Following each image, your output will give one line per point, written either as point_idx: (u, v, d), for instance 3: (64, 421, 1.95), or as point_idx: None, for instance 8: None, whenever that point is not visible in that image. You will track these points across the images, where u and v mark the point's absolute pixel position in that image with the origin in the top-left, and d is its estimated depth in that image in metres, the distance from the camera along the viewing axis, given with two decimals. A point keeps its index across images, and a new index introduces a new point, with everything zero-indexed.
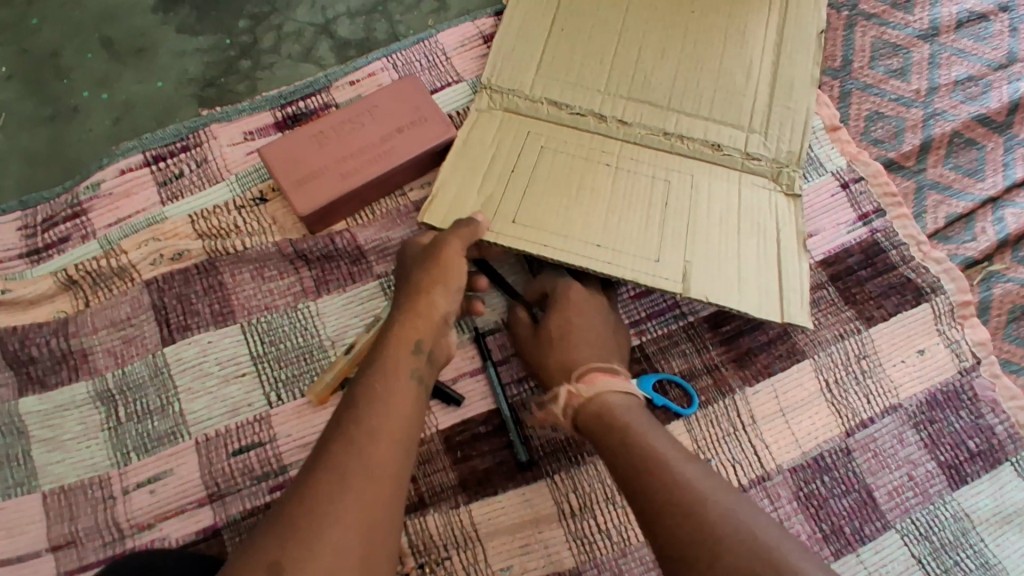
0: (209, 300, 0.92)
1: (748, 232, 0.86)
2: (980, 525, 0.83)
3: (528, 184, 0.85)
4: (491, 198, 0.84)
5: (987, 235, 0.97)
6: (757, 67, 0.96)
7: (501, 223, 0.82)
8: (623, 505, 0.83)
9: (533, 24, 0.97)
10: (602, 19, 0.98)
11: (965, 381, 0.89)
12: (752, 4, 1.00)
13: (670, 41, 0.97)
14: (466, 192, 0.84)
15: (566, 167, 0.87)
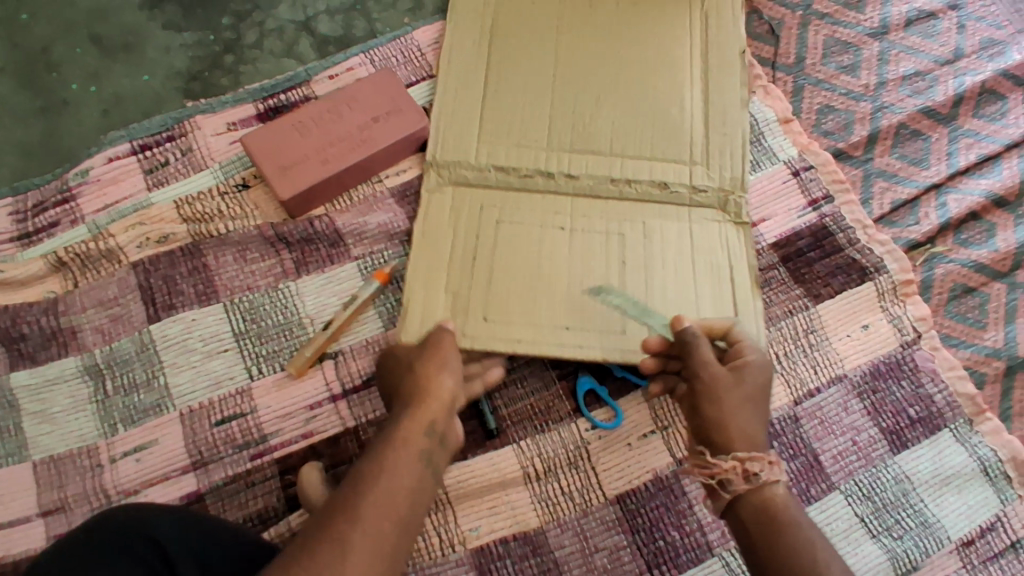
0: (193, 281, 0.97)
1: (703, 275, 0.92)
2: (920, 486, 0.89)
3: (491, 271, 0.91)
4: (458, 297, 0.90)
5: (930, 219, 1.03)
6: (690, 96, 1.03)
7: (472, 329, 0.88)
8: (586, 469, 0.88)
9: (464, 88, 1.03)
10: (530, 71, 1.04)
11: (907, 353, 0.95)
12: (674, 36, 1.07)
13: (601, 82, 1.04)
14: (434, 307, 0.89)
15: (521, 237, 0.93)
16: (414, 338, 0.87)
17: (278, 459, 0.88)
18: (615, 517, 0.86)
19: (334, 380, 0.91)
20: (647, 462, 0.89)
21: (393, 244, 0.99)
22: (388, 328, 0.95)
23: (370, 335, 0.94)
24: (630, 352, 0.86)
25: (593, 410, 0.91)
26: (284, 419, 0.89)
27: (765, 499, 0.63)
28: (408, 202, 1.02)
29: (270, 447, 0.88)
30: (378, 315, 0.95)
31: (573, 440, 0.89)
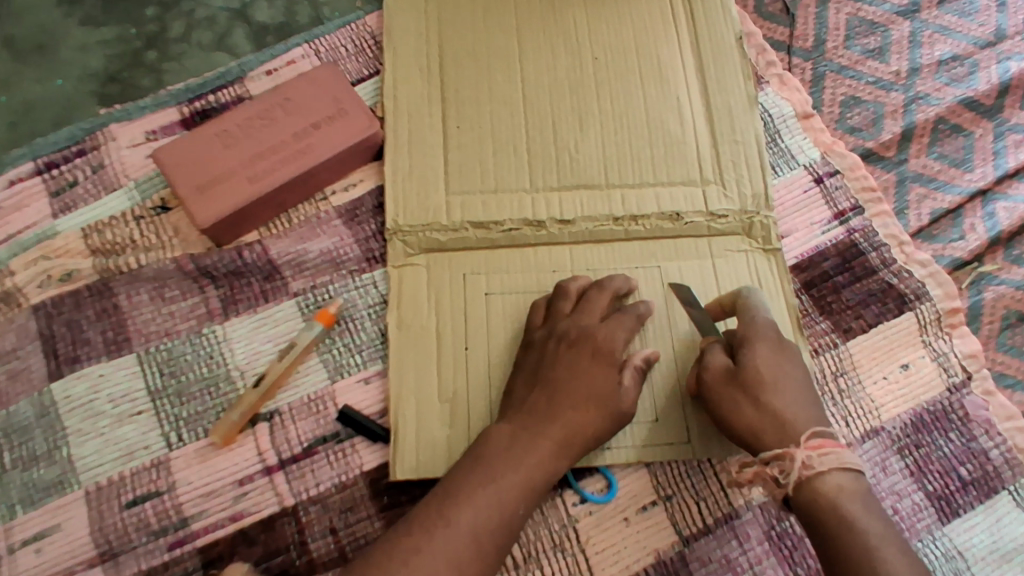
0: (101, 326, 0.80)
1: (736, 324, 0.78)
2: (975, 564, 0.75)
3: (487, 355, 0.77)
4: (455, 404, 0.75)
5: (977, 233, 0.87)
6: (687, 103, 0.87)
7: (478, 435, 0.74)
8: (574, 553, 0.74)
9: (424, 127, 0.86)
10: (498, 96, 0.88)
11: (955, 399, 0.80)
12: (657, 33, 0.91)
13: (580, 95, 0.88)
14: (427, 443, 0.74)
15: (516, 308, 0.79)
16: (411, 477, 0.73)
17: (201, 549, 0.73)
18: None
19: (268, 448, 0.76)
20: (647, 542, 0.74)
21: (341, 275, 0.82)
22: (335, 379, 0.78)
23: (312, 388, 0.78)
24: (662, 449, 0.75)
25: (582, 479, 0.76)
26: (207, 499, 0.74)
27: (833, 483, 0.58)
28: (358, 224, 0.84)
29: (192, 534, 0.73)
30: (322, 364, 0.79)
31: (558, 518, 0.75)
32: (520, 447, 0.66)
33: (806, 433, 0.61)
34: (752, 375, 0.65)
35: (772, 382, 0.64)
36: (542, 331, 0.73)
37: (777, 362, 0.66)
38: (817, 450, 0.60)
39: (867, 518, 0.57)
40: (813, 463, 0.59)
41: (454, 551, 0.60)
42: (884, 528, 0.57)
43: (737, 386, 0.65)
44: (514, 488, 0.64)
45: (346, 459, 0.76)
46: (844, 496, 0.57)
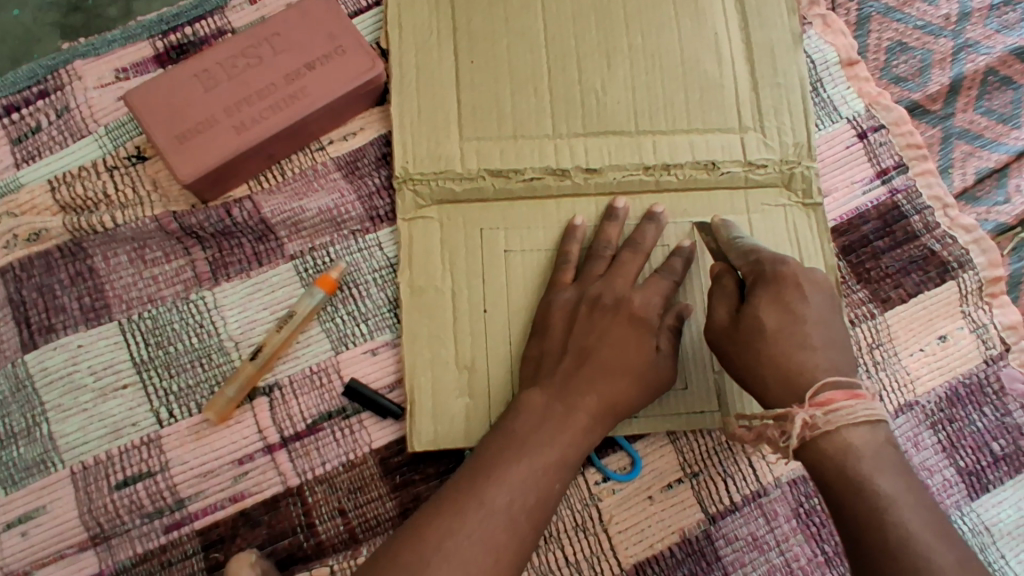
0: (76, 292, 0.72)
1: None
2: (1000, 539, 0.73)
3: (508, 318, 0.71)
4: (474, 371, 0.70)
5: (1023, 195, 0.81)
6: (724, 39, 0.79)
7: (499, 406, 0.69)
8: (596, 532, 0.71)
9: (434, 62, 0.77)
10: (517, 26, 0.78)
11: (992, 371, 0.76)
12: None
13: (607, 27, 0.79)
14: (444, 414, 0.69)
15: (538, 266, 0.72)
16: (431, 449, 0.68)
17: (200, 531, 0.68)
18: None
19: (268, 425, 0.70)
20: (672, 521, 0.71)
21: (342, 235, 0.75)
22: (339, 351, 0.72)
23: (315, 360, 0.72)
24: (694, 418, 0.70)
25: (605, 456, 0.72)
26: (204, 479, 0.69)
27: (841, 442, 0.53)
28: (360, 177, 0.76)
29: (189, 515, 0.68)
30: (324, 333, 0.73)
31: (579, 498, 0.71)
32: (554, 422, 0.61)
33: (812, 387, 0.55)
34: (752, 324, 0.59)
35: (777, 329, 0.58)
36: (569, 294, 0.68)
37: (783, 306, 0.59)
38: (823, 407, 0.54)
39: (879, 475, 0.51)
40: (816, 422, 0.54)
41: (489, 530, 0.55)
42: (899, 481, 0.51)
43: (738, 335, 0.60)
44: (550, 466, 0.59)
45: (353, 436, 0.70)
46: (852, 455, 0.52)
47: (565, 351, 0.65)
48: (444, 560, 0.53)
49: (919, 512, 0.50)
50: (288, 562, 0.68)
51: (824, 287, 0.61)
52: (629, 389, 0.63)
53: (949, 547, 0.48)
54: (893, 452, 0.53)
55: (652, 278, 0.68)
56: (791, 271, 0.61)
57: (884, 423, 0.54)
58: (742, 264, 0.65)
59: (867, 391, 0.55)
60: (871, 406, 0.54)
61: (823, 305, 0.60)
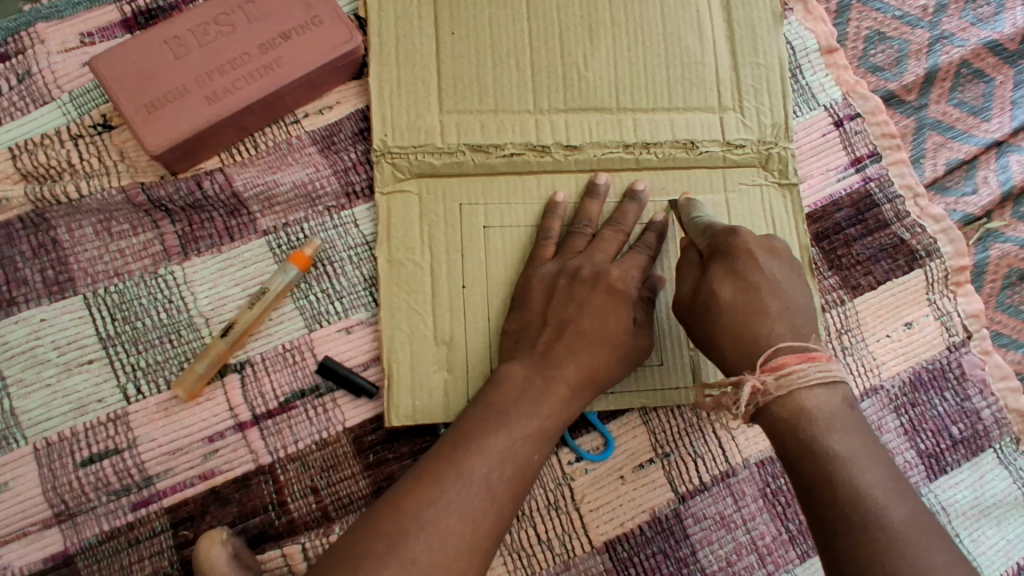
0: (39, 264, 0.70)
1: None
2: (955, 518, 0.75)
3: (486, 294, 0.71)
4: (451, 346, 0.69)
5: (990, 187, 0.83)
6: (707, 18, 0.78)
7: (476, 382, 0.69)
8: (568, 511, 0.72)
9: (414, 32, 0.75)
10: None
11: (954, 358, 0.78)
12: None
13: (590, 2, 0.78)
14: (422, 388, 0.69)
15: (517, 242, 0.72)
16: (408, 424, 0.68)
17: (169, 508, 0.67)
18: (603, 569, 0.71)
19: (240, 403, 0.69)
20: (642, 500, 0.72)
21: (317, 211, 0.73)
22: (313, 328, 0.71)
23: (287, 338, 0.71)
24: (669, 393, 0.71)
25: (578, 436, 0.73)
26: (174, 456, 0.68)
27: (794, 405, 0.53)
28: (336, 152, 0.75)
29: (158, 493, 0.68)
30: (297, 311, 0.71)
31: (552, 477, 0.72)
32: (532, 394, 0.61)
33: (764, 353, 0.55)
34: (708, 297, 0.60)
35: (733, 298, 0.58)
36: (547, 274, 0.68)
37: (741, 276, 0.59)
38: (774, 372, 0.54)
39: (833, 436, 0.52)
40: (768, 387, 0.54)
41: (467, 501, 0.55)
42: (854, 440, 0.52)
43: (696, 309, 0.61)
44: (528, 437, 0.59)
45: (327, 415, 0.70)
46: (805, 418, 0.52)
47: (544, 324, 0.65)
48: (422, 533, 0.53)
49: (873, 470, 0.50)
50: (259, 540, 0.67)
51: (778, 252, 0.62)
52: (607, 362, 0.64)
53: (903, 504, 0.49)
54: (848, 411, 0.53)
55: (630, 253, 0.68)
56: (743, 240, 0.61)
57: (839, 383, 0.54)
58: (706, 239, 0.65)
59: (820, 351, 0.55)
60: (824, 366, 0.53)
61: (779, 271, 0.60)
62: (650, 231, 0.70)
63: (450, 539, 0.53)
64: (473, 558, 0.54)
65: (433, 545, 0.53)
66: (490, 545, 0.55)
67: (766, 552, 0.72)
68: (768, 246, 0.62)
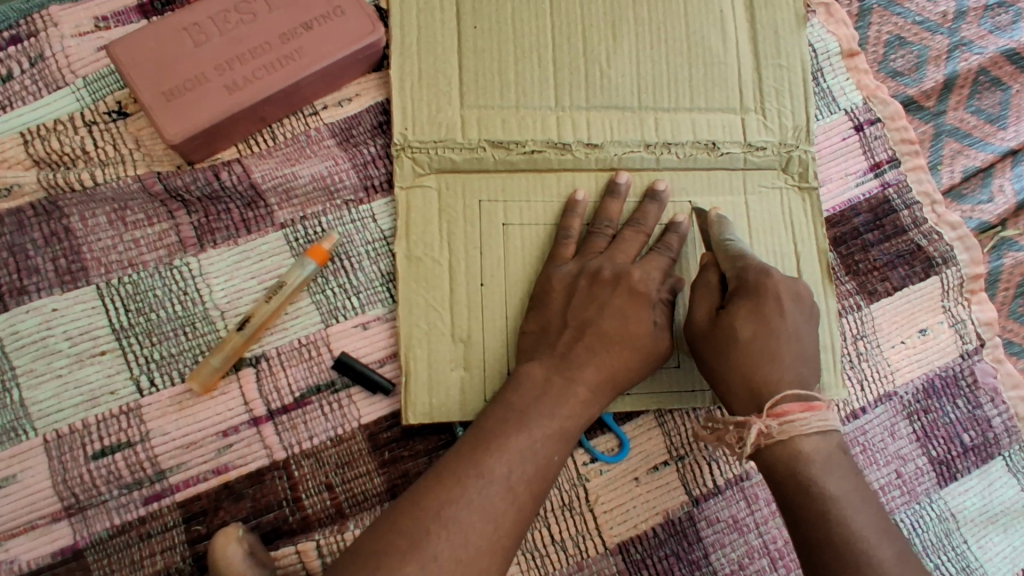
0: (51, 253, 0.69)
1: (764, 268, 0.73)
2: (964, 525, 0.76)
3: (504, 291, 0.70)
4: (469, 343, 0.69)
5: (1005, 195, 0.84)
6: (730, 17, 0.78)
7: (494, 380, 0.68)
8: (582, 512, 0.71)
9: (436, 25, 0.74)
10: None
11: (967, 365, 0.79)
12: None
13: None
14: (439, 385, 0.68)
15: (536, 240, 0.71)
16: (425, 422, 0.68)
17: (181, 503, 0.67)
18: (615, 570, 0.71)
19: (255, 398, 0.69)
20: (656, 502, 0.72)
21: (335, 205, 0.72)
22: (329, 323, 0.71)
23: (303, 333, 0.70)
24: (686, 396, 0.71)
25: (593, 437, 0.73)
26: (187, 450, 0.67)
27: (792, 450, 0.55)
28: (354, 145, 0.74)
29: (170, 487, 0.67)
30: (314, 306, 0.71)
31: (567, 477, 0.72)
32: (553, 394, 0.61)
33: (769, 398, 0.57)
34: (726, 332, 0.59)
35: (751, 340, 0.58)
36: (567, 274, 0.67)
37: (760, 316, 0.59)
38: (778, 417, 0.56)
39: (827, 480, 0.54)
40: (771, 431, 0.56)
41: (489, 501, 0.55)
42: (846, 484, 0.55)
43: (710, 338, 0.60)
44: (549, 437, 0.59)
45: (342, 411, 0.69)
46: (802, 462, 0.55)
47: (564, 324, 0.65)
48: (445, 532, 0.53)
49: (862, 513, 0.54)
50: (272, 536, 0.67)
51: (801, 299, 0.61)
52: (628, 364, 0.64)
53: (889, 544, 0.53)
54: (841, 456, 0.56)
55: (651, 255, 0.68)
56: (774, 285, 0.60)
57: (834, 431, 0.56)
58: (729, 265, 0.64)
59: (821, 401, 0.57)
60: (823, 416, 0.56)
61: (799, 320, 0.60)
62: (671, 233, 0.70)
63: (473, 538, 0.53)
64: (495, 557, 0.53)
65: (455, 542, 0.52)
66: (511, 544, 0.55)
67: (778, 556, 0.72)
68: (794, 291, 0.61)
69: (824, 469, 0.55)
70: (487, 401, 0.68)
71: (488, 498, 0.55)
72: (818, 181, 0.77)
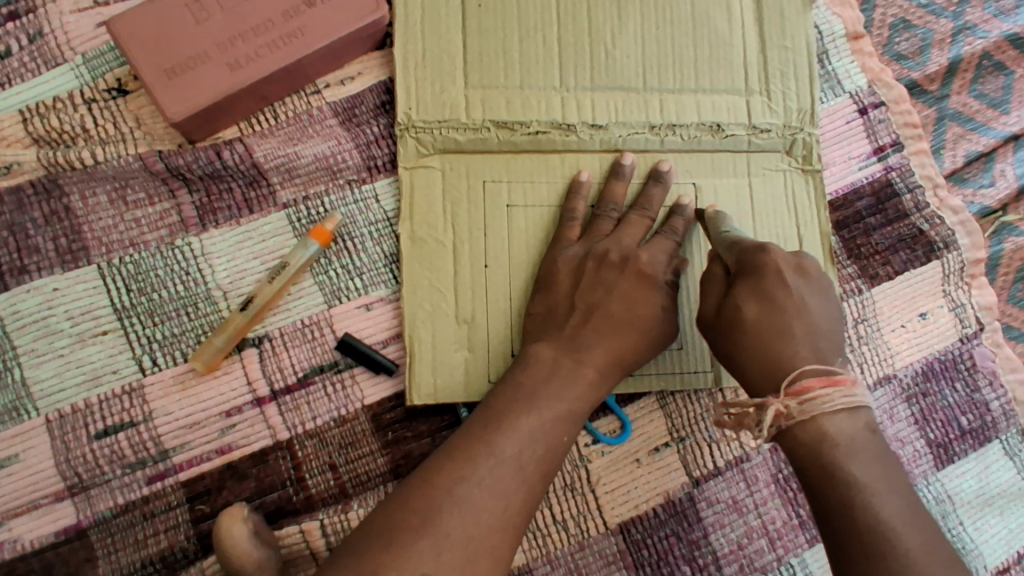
0: (51, 232, 0.68)
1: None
2: (960, 507, 0.77)
3: (508, 272, 0.70)
4: (473, 325, 0.69)
5: (1007, 180, 0.84)
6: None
7: (498, 360, 0.68)
8: (584, 492, 0.72)
9: (440, 3, 0.73)
10: None
11: (966, 349, 0.79)
12: None
13: None
14: (443, 366, 0.68)
15: (540, 221, 0.71)
16: (429, 403, 0.68)
17: (185, 483, 0.67)
18: (616, 549, 0.71)
19: (258, 378, 0.69)
20: (658, 483, 0.73)
21: (338, 185, 0.72)
22: (332, 304, 0.70)
23: (306, 314, 0.70)
24: (689, 377, 0.71)
25: (595, 419, 0.73)
26: (190, 430, 0.67)
27: (816, 432, 0.53)
28: (357, 125, 0.73)
29: (174, 467, 0.67)
30: (317, 287, 0.70)
31: (569, 459, 0.72)
32: (562, 375, 0.61)
33: (788, 376, 0.55)
34: (732, 315, 0.59)
35: (758, 320, 0.58)
36: (573, 256, 0.68)
37: (762, 295, 0.58)
38: (798, 396, 0.54)
39: (853, 464, 0.52)
40: (791, 412, 0.53)
41: (499, 478, 0.55)
42: (873, 468, 0.52)
43: (721, 328, 0.60)
44: (558, 416, 0.59)
45: (345, 392, 0.69)
46: (827, 445, 0.52)
47: (572, 306, 0.65)
48: (456, 508, 0.53)
49: (892, 500, 0.51)
50: (276, 515, 0.67)
51: (807, 272, 0.60)
52: (635, 345, 0.64)
53: (919, 537, 0.50)
54: (870, 437, 0.53)
55: (657, 238, 0.69)
56: (772, 259, 0.60)
57: (863, 408, 0.54)
58: (729, 255, 0.64)
59: (846, 376, 0.54)
60: (848, 392, 0.53)
61: (806, 292, 0.59)
62: (676, 216, 0.70)
63: (484, 514, 0.53)
64: (506, 534, 0.54)
65: (467, 520, 0.52)
66: (521, 521, 0.55)
67: (776, 536, 0.73)
68: (797, 265, 0.60)
69: (850, 452, 0.52)
70: (491, 382, 0.68)
71: (499, 477, 0.55)
72: (821, 165, 0.77)
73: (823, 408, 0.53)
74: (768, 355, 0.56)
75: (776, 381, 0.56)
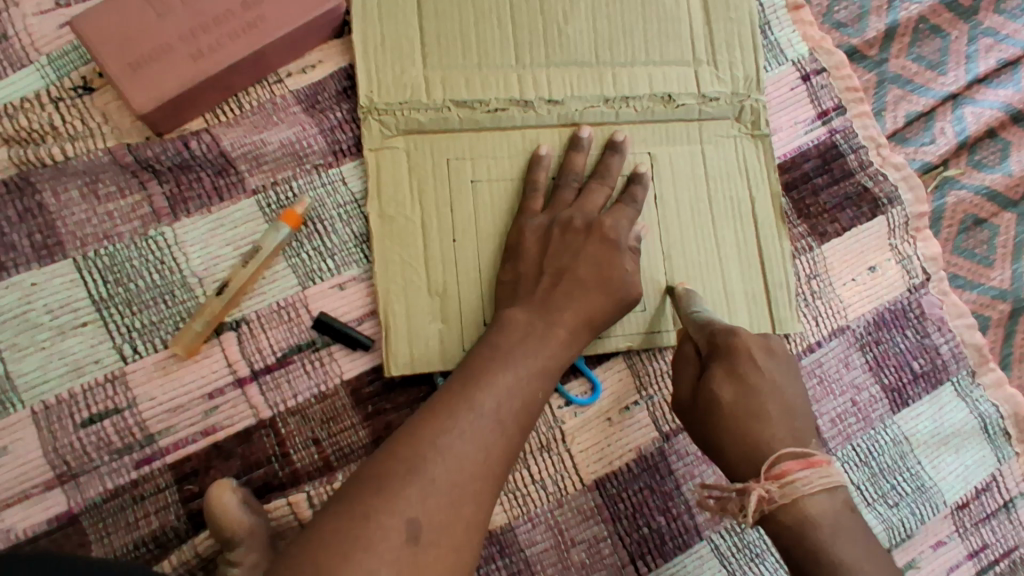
0: (26, 229, 0.70)
1: (722, 216, 0.77)
2: (918, 448, 0.81)
3: (475, 243, 0.73)
4: (445, 296, 0.72)
5: (946, 137, 0.88)
6: None
7: (472, 329, 0.71)
8: (559, 452, 0.75)
9: None
10: None
11: (914, 298, 0.84)
12: None
13: None
14: (419, 338, 0.71)
15: (504, 194, 0.74)
16: (407, 372, 0.71)
17: (172, 465, 0.69)
18: (593, 505, 0.75)
19: (238, 359, 0.71)
20: (629, 440, 0.76)
21: (305, 170, 0.74)
22: (306, 286, 0.73)
23: (282, 296, 0.72)
24: (654, 335, 0.75)
25: (567, 383, 0.76)
26: (175, 414, 0.69)
27: (798, 514, 0.54)
28: (321, 111, 0.76)
29: (160, 450, 0.69)
30: (290, 270, 0.73)
31: (544, 421, 0.75)
32: (536, 336, 0.64)
33: (767, 460, 0.57)
34: (708, 397, 0.61)
35: (734, 402, 0.60)
36: (537, 225, 0.71)
37: (737, 376, 0.61)
38: (778, 479, 0.56)
39: (837, 544, 0.53)
40: (772, 496, 0.55)
41: (480, 432, 0.58)
42: (857, 551, 0.54)
43: (699, 408, 0.62)
44: (533, 373, 0.62)
45: (324, 368, 0.72)
46: (810, 526, 0.54)
47: (541, 272, 0.68)
48: (441, 457, 0.55)
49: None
50: (264, 490, 0.70)
51: (775, 351, 0.64)
52: (602, 305, 0.68)
53: None
54: (849, 516, 0.55)
55: (617, 206, 0.72)
56: (743, 340, 0.62)
57: (840, 487, 0.56)
58: (701, 335, 0.66)
59: (822, 456, 0.56)
60: (824, 472, 0.55)
61: (777, 373, 0.62)
62: (634, 184, 0.74)
63: (466, 462, 0.56)
64: (488, 483, 0.56)
65: (451, 467, 0.55)
66: (502, 470, 0.58)
67: None
68: (765, 345, 0.64)
69: (835, 538, 0.54)
70: (465, 349, 0.71)
71: (479, 428, 0.58)
72: (769, 128, 0.81)
73: (804, 495, 0.54)
74: (747, 439, 0.59)
75: (754, 462, 0.58)
